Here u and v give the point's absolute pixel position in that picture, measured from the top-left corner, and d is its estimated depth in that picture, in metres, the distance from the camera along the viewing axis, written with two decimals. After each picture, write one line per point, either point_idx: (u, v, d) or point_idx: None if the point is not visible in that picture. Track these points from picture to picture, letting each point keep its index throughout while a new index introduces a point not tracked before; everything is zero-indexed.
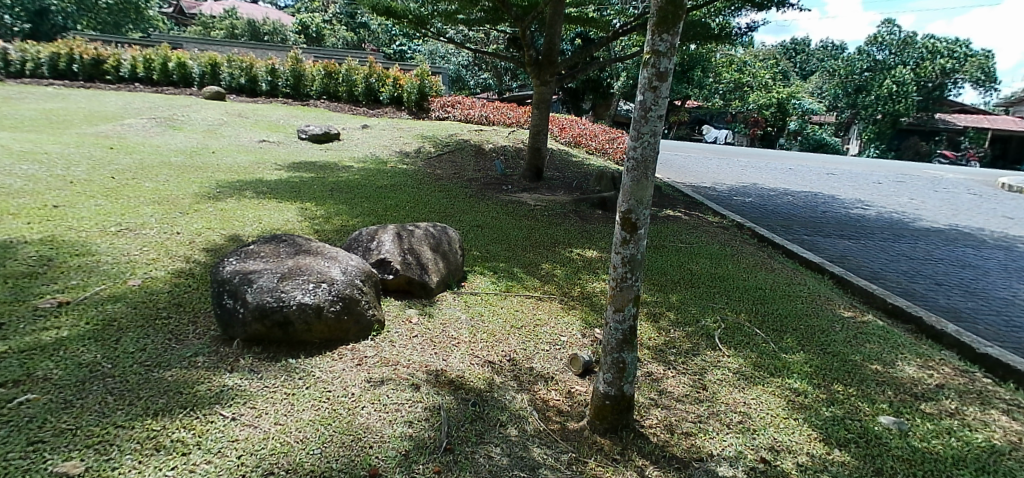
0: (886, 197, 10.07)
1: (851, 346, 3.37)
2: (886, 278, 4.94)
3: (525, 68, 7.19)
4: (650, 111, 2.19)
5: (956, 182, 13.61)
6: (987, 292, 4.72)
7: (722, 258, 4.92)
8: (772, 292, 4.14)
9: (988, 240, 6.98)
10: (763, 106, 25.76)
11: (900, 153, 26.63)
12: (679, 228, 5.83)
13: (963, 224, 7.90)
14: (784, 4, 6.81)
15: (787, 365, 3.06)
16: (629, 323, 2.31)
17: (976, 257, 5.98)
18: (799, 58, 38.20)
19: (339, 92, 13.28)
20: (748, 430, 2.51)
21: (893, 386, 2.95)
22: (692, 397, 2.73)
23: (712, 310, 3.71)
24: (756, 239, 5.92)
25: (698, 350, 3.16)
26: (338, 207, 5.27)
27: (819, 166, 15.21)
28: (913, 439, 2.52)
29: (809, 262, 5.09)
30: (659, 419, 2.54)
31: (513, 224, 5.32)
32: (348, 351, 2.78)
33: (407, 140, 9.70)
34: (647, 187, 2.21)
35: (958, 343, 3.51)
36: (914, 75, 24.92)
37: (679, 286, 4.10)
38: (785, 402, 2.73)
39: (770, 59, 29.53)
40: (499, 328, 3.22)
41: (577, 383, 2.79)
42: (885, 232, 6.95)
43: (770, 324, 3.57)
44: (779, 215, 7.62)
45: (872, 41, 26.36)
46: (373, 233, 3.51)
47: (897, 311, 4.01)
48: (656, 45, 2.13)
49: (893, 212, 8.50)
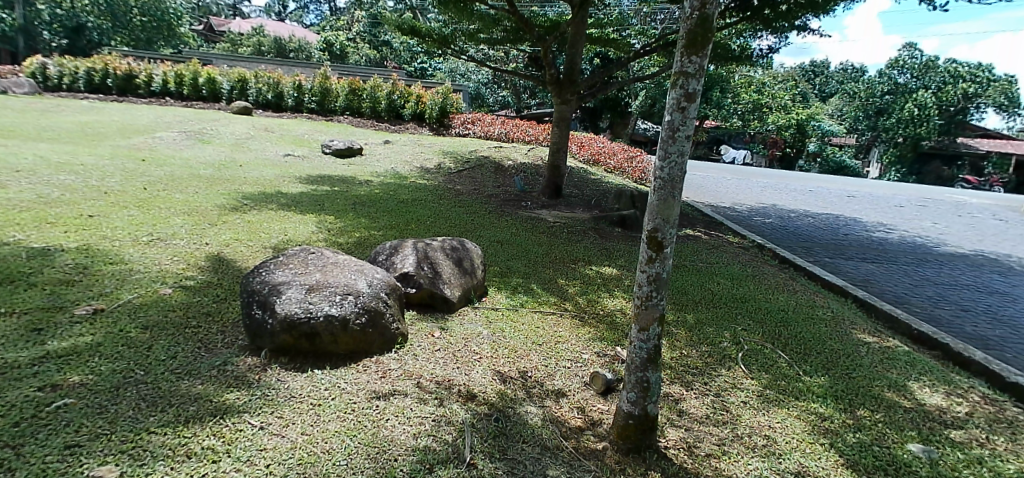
0: (910, 221, 9.93)
1: (876, 371, 3.32)
2: (910, 302, 4.88)
3: (546, 87, 7.22)
4: (678, 131, 2.19)
5: (981, 207, 13.37)
6: (1015, 320, 4.63)
7: (742, 279, 4.89)
8: (794, 314, 4.10)
9: (1014, 266, 6.86)
10: (782, 127, 25.82)
11: (921, 177, 26.26)
12: (699, 248, 5.83)
13: (989, 250, 7.77)
14: (805, 27, 6.87)
15: (811, 389, 3.02)
16: (653, 342, 2.30)
17: (1003, 284, 5.87)
18: (818, 80, 38.04)
19: (363, 108, 13.45)
20: (773, 455, 2.47)
21: (920, 413, 2.89)
22: (715, 419, 2.69)
23: (732, 331, 3.69)
24: (777, 260, 5.89)
25: (720, 371, 3.13)
26: (359, 220, 5.35)
27: (841, 188, 15.06)
28: (943, 467, 2.46)
29: (831, 285, 5.04)
30: (681, 440, 2.51)
31: (534, 240, 5.35)
32: (372, 363, 2.80)
33: (428, 155, 9.81)
34: (674, 206, 2.22)
35: (986, 371, 3.44)
36: (936, 99, 24.66)
37: (700, 306, 4.08)
38: (811, 426, 2.68)
39: (789, 82, 29.57)
40: (520, 344, 3.23)
41: (598, 402, 2.77)
42: (909, 256, 6.85)
43: (793, 347, 3.53)
44: (799, 237, 7.56)
45: (894, 65, 26.38)
46: (396, 247, 3.55)
47: (923, 338, 3.94)
48: (684, 67, 2.16)
49: (916, 236, 8.39)
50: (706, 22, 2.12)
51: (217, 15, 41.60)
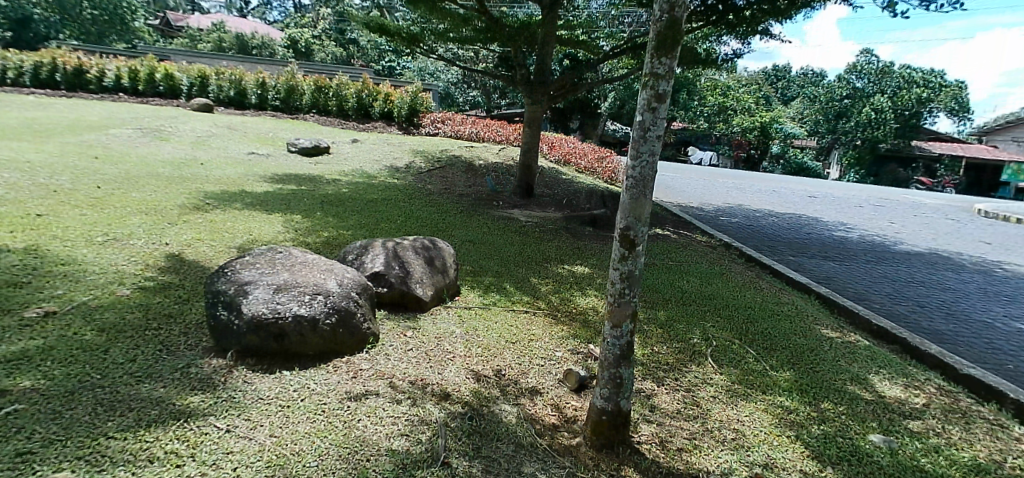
0: (869, 221, 10.27)
1: (838, 364, 3.42)
2: (870, 299, 5.05)
3: (517, 87, 7.24)
4: (649, 131, 2.22)
5: (934, 207, 13.93)
6: (967, 315, 4.84)
7: (711, 277, 4.97)
8: (760, 311, 4.19)
9: (966, 264, 7.16)
10: (746, 130, 26.45)
11: (878, 179, 27.26)
12: (669, 247, 5.91)
13: (942, 248, 8.09)
14: (768, 32, 7.03)
15: (777, 383, 3.09)
16: (626, 339, 2.32)
17: (955, 281, 6.12)
18: (780, 84, 39.07)
19: (329, 106, 13.22)
20: (742, 448, 2.51)
21: (880, 405, 2.99)
22: (686, 414, 2.72)
23: (701, 327, 3.75)
24: (744, 259, 6.01)
25: (691, 367, 3.18)
26: (327, 220, 5.26)
27: (803, 189, 15.49)
28: (902, 456, 2.54)
29: (795, 282, 5.18)
30: (654, 435, 2.53)
31: (506, 240, 5.34)
32: (343, 363, 2.76)
33: (397, 154, 9.72)
34: (645, 205, 2.24)
35: (941, 364, 3.58)
36: (891, 103, 25.60)
37: (670, 303, 4.14)
38: (777, 419, 2.74)
39: (753, 85, 30.28)
40: (494, 343, 3.22)
41: (572, 398, 2.78)
42: (868, 255, 7.09)
43: (760, 342, 3.61)
44: (765, 236, 7.75)
45: (851, 70, 27.18)
46: (366, 246, 3.51)
47: (882, 332, 4.08)
48: (655, 68, 2.18)
49: (875, 235, 8.69)
50: (675, 25, 2.15)
51: (175, 9, 40.37)
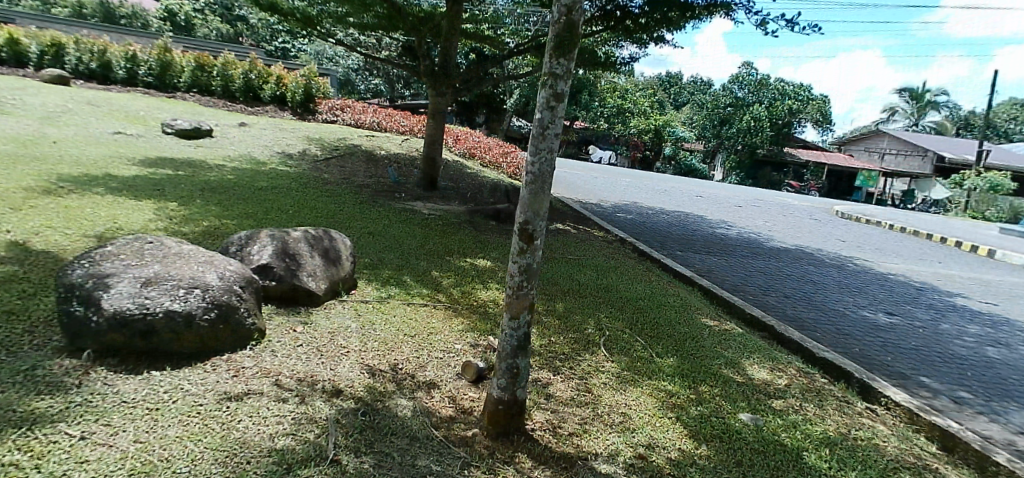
0: (747, 219, 11.21)
1: (716, 350, 3.71)
2: (746, 290, 5.52)
3: (420, 78, 7.12)
4: (547, 129, 2.27)
5: (801, 208, 15.48)
6: (824, 304, 5.43)
7: (607, 270, 5.20)
8: (650, 302, 4.44)
9: (825, 259, 8.03)
10: (642, 131, 27.88)
11: (756, 181, 29.86)
12: (568, 241, 6.10)
13: (806, 245, 9.02)
14: (662, 39, 7.43)
15: (661, 368, 3.29)
16: (523, 330, 2.36)
17: (816, 274, 6.85)
18: (672, 90, 41.51)
19: (213, 86, 12.24)
20: (628, 429, 2.62)
21: (749, 386, 3.27)
22: (578, 400, 2.81)
23: (596, 318, 3.91)
24: (637, 253, 6.35)
25: (584, 356, 3.30)
26: (207, 208, 4.88)
27: (691, 189, 16.59)
28: (766, 431, 2.77)
29: (682, 275, 5.55)
30: (547, 422, 2.59)
31: (406, 232, 5.25)
32: (223, 362, 2.58)
33: (291, 141, 9.23)
34: (544, 200, 2.29)
35: (802, 348, 3.99)
36: (768, 113, 28.06)
37: (568, 296, 4.27)
38: (660, 402, 2.90)
39: (648, 89, 31.91)
40: (392, 337, 3.16)
41: (469, 390, 2.78)
42: (745, 250, 7.74)
43: (648, 331, 3.82)
44: (656, 232, 8.22)
45: (734, 80, 29.29)
46: (251, 237, 3.30)
47: (754, 321, 4.48)
48: (553, 67, 2.23)
49: (751, 232, 9.50)
50: (572, 27, 2.21)
51: None
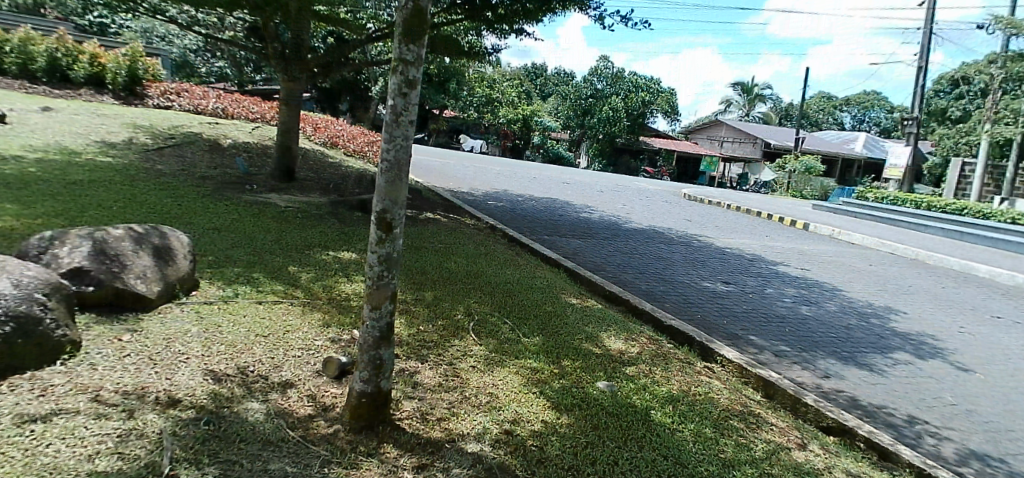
0: (608, 203, 11.93)
1: (579, 326, 3.93)
2: (606, 270, 5.90)
3: (268, 61, 6.67)
4: (401, 116, 2.22)
5: (655, 192, 16.80)
6: (674, 278, 5.96)
7: (476, 257, 5.26)
8: (517, 285, 4.58)
9: (675, 238, 8.81)
10: (512, 120, 28.47)
11: (616, 168, 31.84)
12: (437, 230, 6.09)
13: (659, 226, 9.81)
14: (522, 31, 7.61)
15: (527, 347, 3.42)
16: (385, 321, 2.32)
17: (667, 251, 7.49)
18: (538, 81, 42.86)
19: (9, 65, 10.45)
20: (495, 408, 2.68)
21: (607, 357, 3.51)
22: (446, 385, 2.83)
23: (465, 304, 3.96)
24: (506, 239, 6.49)
25: (453, 341, 3.33)
26: (4, 207, 4.18)
27: (558, 176, 17.29)
28: (621, 396, 2.99)
29: (548, 259, 5.78)
30: (414, 410, 2.57)
31: (260, 227, 4.91)
32: (24, 382, 2.25)
33: (114, 129, 8.18)
34: (401, 188, 2.25)
35: (655, 319, 4.38)
36: (624, 104, 30.00)
37: (437, 284, 4.27)
38: (525, 380, 3.01)
39: (515, 80, 32.64)
40: (241, 338, 2.95)
41: (331, 387, 2.68)
42: (606, 232, 8.24)
43: (515, 313, 3.94)
44: (525, 217, 8.47)
45: (594, 73, 30.87)
46: (58, 238, 2.89)
47: (614, 296, 4.82)
48: (404, 54, 2.19)
49: (612, 216, 10.13)
50: (421, 14, 2.18)
51: None
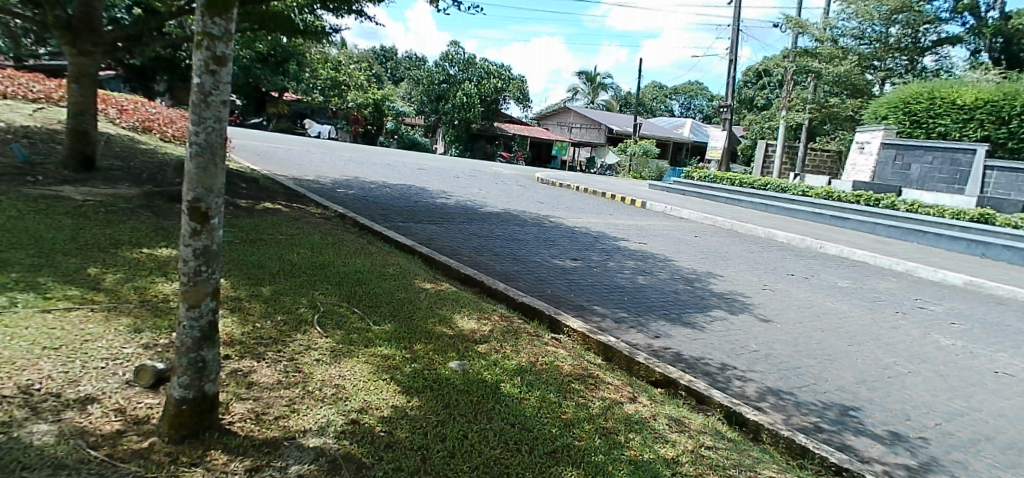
0: (464, 188, 12.03)
1: (432, 310, 3.93)
2: (461, 253, 5.96)
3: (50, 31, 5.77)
4: (211, 96, 2.02)
5: (510, 176, 17.27)
6: (526, 258, 6.19)
7: (323, 246, 5.03)
8: (367, 274, 4.45)
9: (529, 219, 9.15)
10: (361, 105, 27.98)
11: (473, 153, 32.15)
12: (277, 220, 5.70)
13: (514, 208, 10.12)
14: (363, 13, 7.33)
15: (377, 335, 3.34)
16: (206, 319, 2.12)
17: (521, 233, 7.76)
18: (389, 65, 41.73)
19: None
20: (341, 399, 2.59)
21: (459, 337, 3.56)
22: (286, 382, 2.67)
23: (309, 296, 3.76)
24: (357, 227, 6.28)
25: (295, 336, 3.15)
26: None
27: (414, 162, 17.05)
28: (472, 374, 3.05)
29: (401, 245, 5.70)
30: (248, 411, 2.40)
31: (52, 225, 4.24)
32: None
33: None
34: (217, 175, 2.06)
35: (508, 297, 4.55)
36: (477, 90, 30.34)
37: (278, 277, 4.01)
38: (375, 368, 2.94)
39: (364, 62, 31.46)
40: (24, 354, 2.53)
41: (146, 397, 2.40)
42: (462, 217, 8.33)
43: (365, 302, 3.84)
44: (377, 205, 8.25)
45: (446, 58, 30.53)
46: None
47: (468, 279, 4.90)
48: (208, 27, 1.99)
49: (467, 200, 10.24)
50: None
51: None
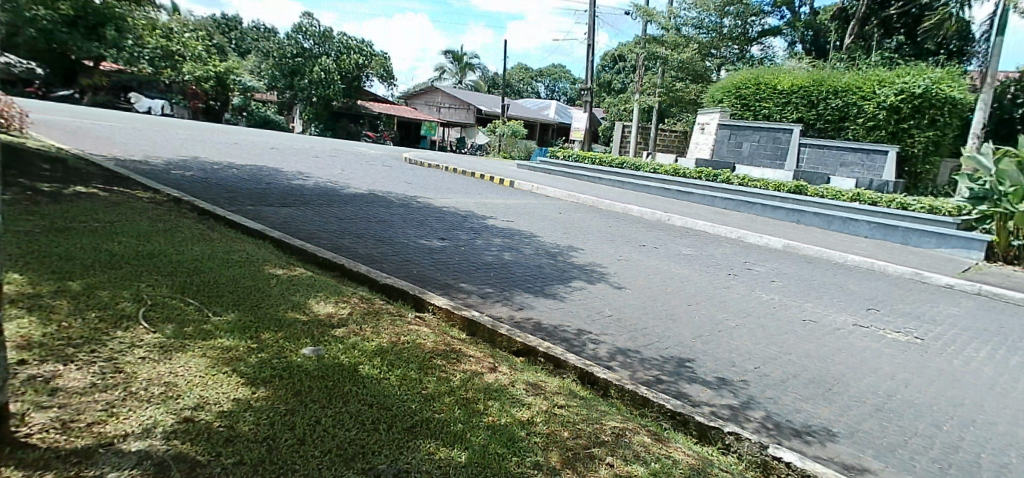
0: (324, 169, 11.44)
1: (283, 297, 3.71)
2: (319, 236, 5.69)
3: None
4: None
5: (376, 157, 16.73)
6: (390, 239, 6.06)
7: (154, 234, 4.52)
8: (207, 262, 4.08)
9: (394, 200, 8.95)
10: (199, 78, 26.46)
11: (335, 133, 30.59)
12: (95, 207, 5.02)
13: (378, 189, 9.83)
14: None
15: (217, 326, 3.09)
16: None
17: (386, 214, 7.57)
18: (233, 35, 38.17)
19: None
20: (172, 397, 2.37)
21: (313, 323, 3.40)
22: (102, 385, 2.38)
23: (134, 289, 3.37)
24: (196, 212, 5.72)
25: (115, 334, 2.81)
26: None
27: (268, 142, 15.88)
28: (326, 359, 2.93)
29: (249, 230, 5.30)
30: (51, 421, 2.10)
31: None
32: None
33: None
34: None
35: (368, 279, 4.43)
36: (336, 66, 28.85)
37: (94, 270, 3.54)
38: (213, 361, 2.72)
39: (202, 32, 28.45)
40: None
41: None
42: (321, 199, 7.93)
43: (204, 292, 3.52)
44: (224, 188, 7.58)
45: (298, 30, 28.68)
46: None
47: (326, 263, 4.69)
48: None
49: (327, 182, 9.76)
50: None
51: None
